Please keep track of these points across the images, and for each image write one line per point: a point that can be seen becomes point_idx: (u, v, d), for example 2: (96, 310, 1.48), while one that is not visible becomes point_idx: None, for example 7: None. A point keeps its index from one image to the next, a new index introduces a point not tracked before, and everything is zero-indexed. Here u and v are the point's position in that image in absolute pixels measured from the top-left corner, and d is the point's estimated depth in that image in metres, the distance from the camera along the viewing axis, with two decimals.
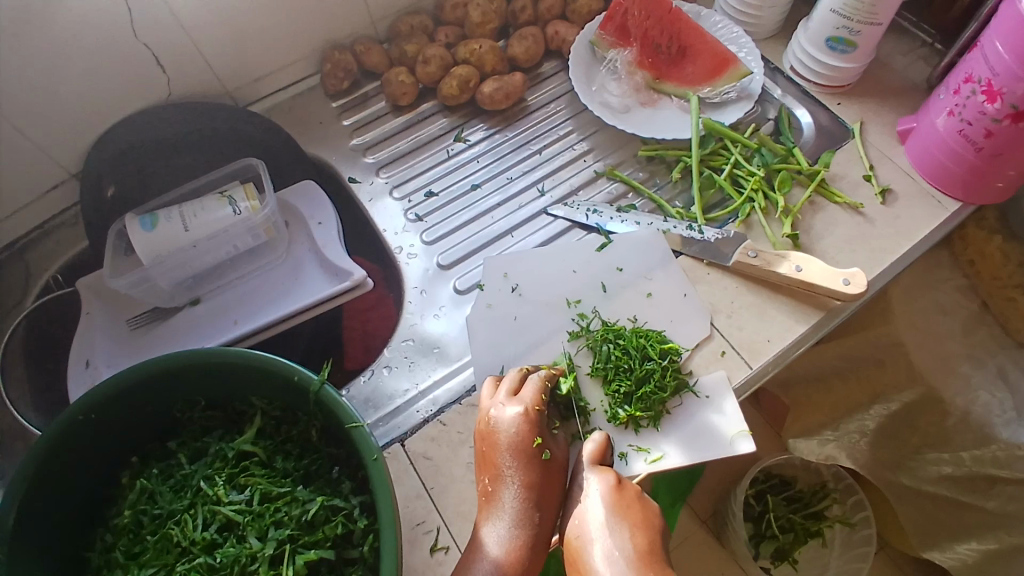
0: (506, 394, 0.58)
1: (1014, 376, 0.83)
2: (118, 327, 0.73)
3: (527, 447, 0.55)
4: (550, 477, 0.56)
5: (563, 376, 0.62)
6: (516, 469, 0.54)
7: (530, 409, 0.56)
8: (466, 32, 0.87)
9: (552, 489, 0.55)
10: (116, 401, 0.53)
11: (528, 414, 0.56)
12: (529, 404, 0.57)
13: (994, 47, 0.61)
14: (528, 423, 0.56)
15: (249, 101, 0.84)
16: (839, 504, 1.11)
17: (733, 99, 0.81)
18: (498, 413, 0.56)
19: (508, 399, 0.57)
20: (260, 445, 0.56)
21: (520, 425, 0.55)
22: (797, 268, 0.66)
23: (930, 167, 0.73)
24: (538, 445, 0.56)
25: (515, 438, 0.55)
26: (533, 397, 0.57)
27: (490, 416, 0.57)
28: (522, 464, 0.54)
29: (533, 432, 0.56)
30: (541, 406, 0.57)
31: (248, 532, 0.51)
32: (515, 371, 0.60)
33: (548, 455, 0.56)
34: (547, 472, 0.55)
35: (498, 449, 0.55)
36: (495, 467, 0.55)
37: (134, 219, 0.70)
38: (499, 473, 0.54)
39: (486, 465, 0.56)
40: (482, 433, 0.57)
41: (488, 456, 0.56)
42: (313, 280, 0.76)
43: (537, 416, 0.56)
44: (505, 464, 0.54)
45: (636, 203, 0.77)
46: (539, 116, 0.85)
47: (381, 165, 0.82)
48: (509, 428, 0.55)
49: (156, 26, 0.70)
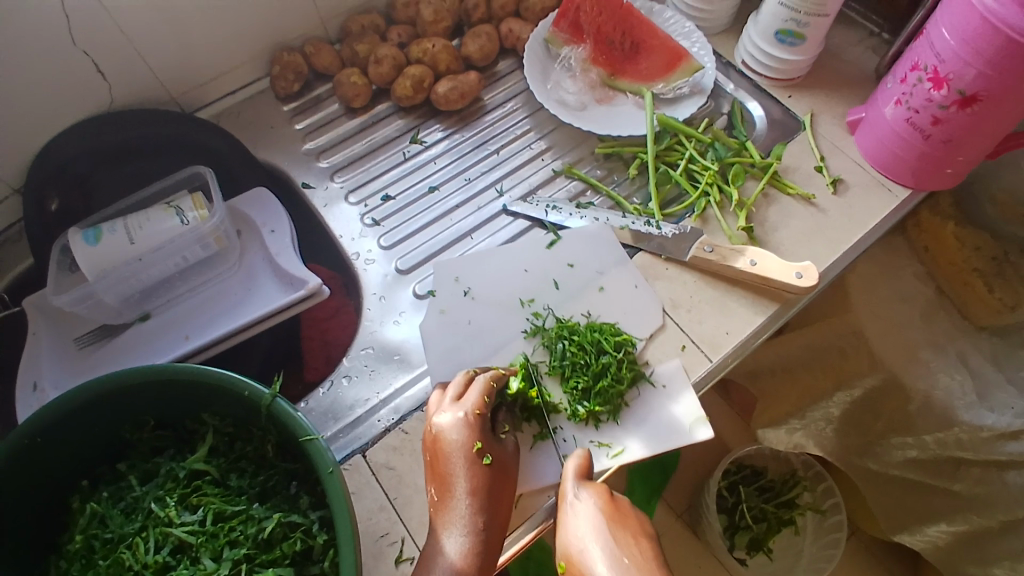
0: (448, 401, 0.58)
1: (973, 359, 0.82)
2: (65, 346, 0.70)
3: (468, 452, 0.54)
4: (496, 480, 0.54)
5: (514, 375, 0.61)
6: (460, 476, 0.53)
7: (470, 414, 0.56)
8: (419, 31, 0.85)
9: (501, 494, 0.54)
10: (59, 426, 0.51)
11: (469, 419, 0.56)
12: (469, 408, 0.56)
13: (940, 35, 0.62)
14: (469, 428, 0.55)
15: (195, 107, 0.81)
16: (809, 492, 1.14)
17: (686, 94, 0.81)
18: (438, 421, 0.56)
19: (449, 406, 0.57)
20: (213, 464, 0.54)
21: (462, 431, 0.55)
22: (752, 262, 0.67)
23: (881, 157, 0.74)
24: (479, 449, 0.55)
25: (457, 443, 0.55)
26: (474, 400, 0.57)
27: (432, 425, 0.57)
28: (466, 469, 0.54)
29: (473, 437, 0.55)
30: (483, 409, 0.57)
31: (202, 553, 0.49)
32: (461, 376, 0.60)
33: (489, 459, 0.55)
34: (493, 476, 0.54)
35: (442, 458, 0.55)
36: (441, 476, 0.54)
37: (77, 233, 0.67)
38: (445, 482, 0.54)
39: (434, 476, 0.55)
40: (428, 444, 0.57)
41: (435, 465, 0.55)
42: (268, 289, 0.75)
43: (478, 420, 0.56)
44: (450, 471, 0.54)
45: (595, 200, 0.77)
46: (495, 116, 0.84)
47: (336, 169, 0.80)
48: (452, 434, 0.55)
49: (91, 32, 0.67)
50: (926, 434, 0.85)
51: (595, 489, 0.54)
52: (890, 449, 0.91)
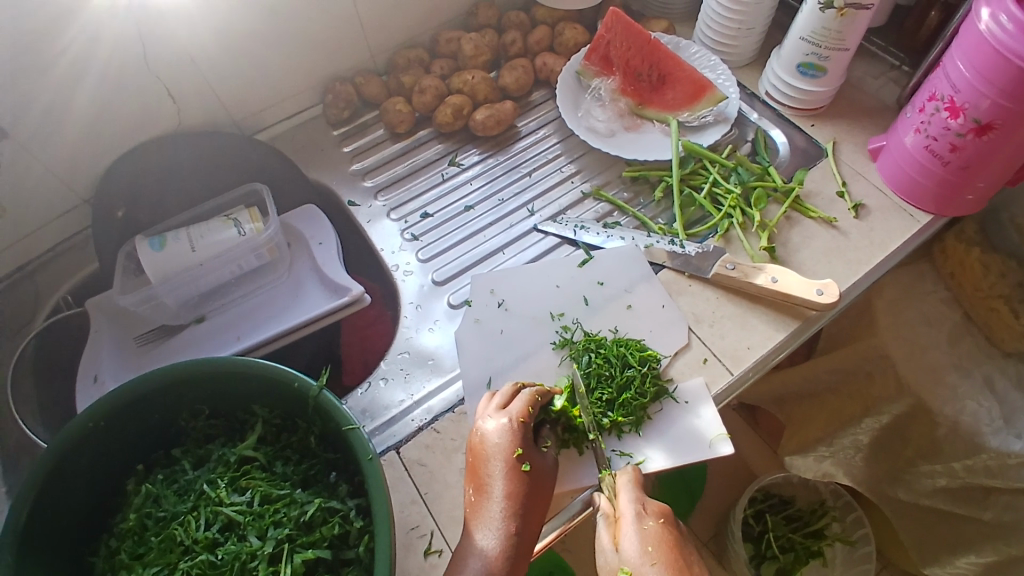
0: (494, 407, 0.60)
1: (1000, 386, 0.82)
2: (125, 344, 0.76)
3: (507, 457, 0.56)
4: (532, 489, 0.56)
5: (558, 393, 0.63)
6: (497, 479, 0.55)
7: (514, 421, 0.58)
8: (459, 64, 0.92)
9: (536, 502, 0.56)
10: (126, 408, 0.56)
11: (511, 426, 0.57)
12: (513, 415, 0.58)
13: (956, 66, 0.65)
14: (511, 434, 0.57)
15: (254, 130, 0.89)
16: (838, 522, 1.12)
17: (711, 122, 0.85)
18: (483, 425, 0.59)
19: (494, 412, 0.59)
20: (261, 451, 0.59)
21: (504, 435, 0.57)
22: (773, 279, 0.69)
23: (901, 183, 0.76)
24: (519, 455, 0.56)
25: (498, 447, 0.57)
26: (519, 408, 0.59)
27: (477, 428, 0.59)
28: (505, 474, 0.55)
29: (514, 442, 0.57)
30: (526, 418, 0.58)
31: (248, 531, 0.53)
32: (508, 386, 0.62)
33: (528, 466, 0.56)
34: (529, 484, 0.56)
35: (482, 460, 0.57)
36: (480, 477, 0.56)
37: (144, 240, 0.73)
38: (483, 483, 0.56)
39: (473, 477, 0.57)
40: (471, 446, 0.59)
41: (475, 466, 0.57)
42: (313, 298, 0.80)
43: (520, 428, 0.58)
44: (488, 473, 0.56)
45: (621, 221, 0.81)
46: (528, 142, 0.90)
47: (379, 189, 0.86)
48: (494, 438, 0.57)
49: (168, 61, 0.75)
50: (955, 461, 0.85)
51: (654, 510, 0.56)
52: (920, 477, 0.91)
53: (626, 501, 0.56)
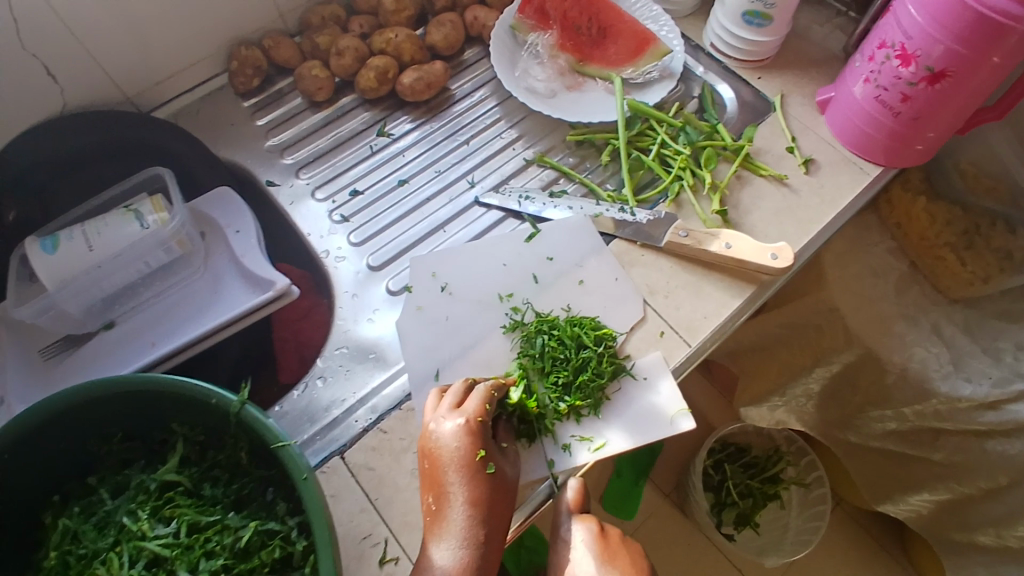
0: (448, 406, 0.56)
1: (947, 331, 0.83)
2: (28, 358, 0.68)
3: (470, 461, 0.53)
4: (498, 491, 0.53)
5: (514, 385, 0.60)
6: (461, 485, 0.52)
7: (472, 420, 0.54)
8: (381, 21, 0.83)
9: (502, 504, 0.53)
10: (21, 443, 0.48)
11: (470, 427, 0.54)
12: (470, 415, 0.55)
13: (908, 11, 0.62)
14: (471, 435, 0.54)
15: (152, 106, 0.78)
16: (793, 466, 1.15)
17: (655, 79, 0.80)
18: (438, 427, 0.55)
19: (449, 412, 0.55)
20: (185, 474, 0.53)
21: (462, 438, 0.54)
22: (727, 245, 0.66)
23: (850, 136, 0.74)
24: (482, 457, 0.54)
25: (457, 451, 0.53)
26: (476, 406, 0.55)
27: (431, 432, 0.55)
28: (468, 480, 0.52)
29: (475, 444, 0.54)
30: (484, 416, 0.55)
31: (176, 567, 0.48)
32: (460, 383, 0.58)
33: (493, 468, 0.54)
34: (494, 486, 0.53)
35: (440, 467, 0.53)
36: (439, 485, 0.53)
37: (33, 241, 0.64)
38: (443, 492, 0.52)
39: (430, 485, 0.53)
40: (425, 450, 0.55)
41: (432, 474, 0.54)
42: (236, 293, 0.72)
43: (480, 427, 0.55)
44: (450, 481, 0.52)
45: (568, 188, 0.76)
46: (464, 106, 0.83)
47: (301, 166, 0.78)
48: (451, 443, 0.53)
49: (39, 32, 0.64)
50: (905, 406, 0.87)
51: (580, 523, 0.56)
52: (870, 422, 0.94)
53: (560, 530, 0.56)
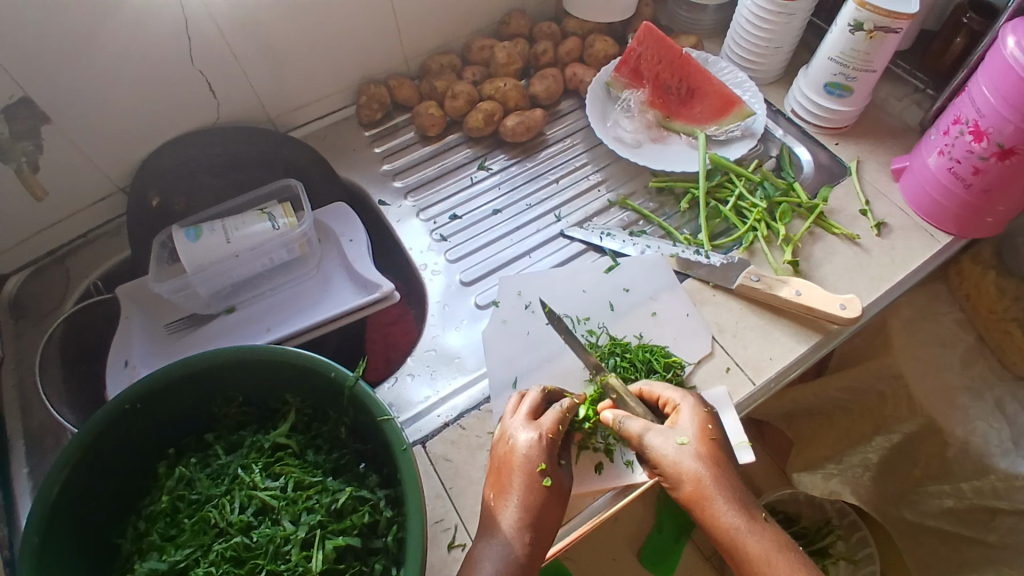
0: (524, 417, 0.60)
1: (1012, 409, 0.81)
2: (155, 331, 0.78)
3: (531, 472, 0.56)
4: (549, 505, 0.56)
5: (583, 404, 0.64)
6: (518, 492, 0.55)
7: (543, 436, 0.58)
8: (490, 71, 0.94)
9: (553, 518, 0.56)
10: (162, 392, 0.57)
11: (541, 440, 0.58)
12: (543, 430, 0.58)
13: (981, 92, 0.66)
14: (537, 449, 0.57)
15: (288, 128, 0.91)
16: (843, 541, 1.13)
17: (738, 137, 0.87)
18: (513, 435, 0.59)
19: (525, 424, 0.59)
20: (293, 439, 0.60)
21: (530, 449, 0.57)
22: (797, 292, 0.70)
23: (923, 204, 0.78)
24: (541, 471, 0.56)
25: (524, 460, 0.57)
26: (549, 423, 0.59)
27: (507, 439, 0.59)
28: (526, 489, 0.55)
29: (540, 457, 0.57)
30: (554, 434, 0.58)
31: (282, 516, 0.54)
32: (536, 394, 0.62)
33: (549, 481, 0.56)
34: (548, 500, 0.56)
35: (507, 471, 0.57)
36: (500, 484, 0.57)
37: (179, 230, 0.75)
38: (502, 490, 0.56)
39: (494, 482, 0.57)
40: (498, 453, 0.59)
41: (498, 474, 0.58)
42: (343, 293, 0.82)
43: (548, 443, 0.58)
44: (509, 483, 0.56)
45: (647, 229, 0.82)
46: (555, 149, 0.92)
47: (409, 189, 0.88)
48: (521, 451, 0.57)
49: (211, 56, 0.77)
50: (963, 481, 0.85)
51: (708, 415, 0.58)
52: (927, 498, 0.92)
53: (688, 417, 0.58)
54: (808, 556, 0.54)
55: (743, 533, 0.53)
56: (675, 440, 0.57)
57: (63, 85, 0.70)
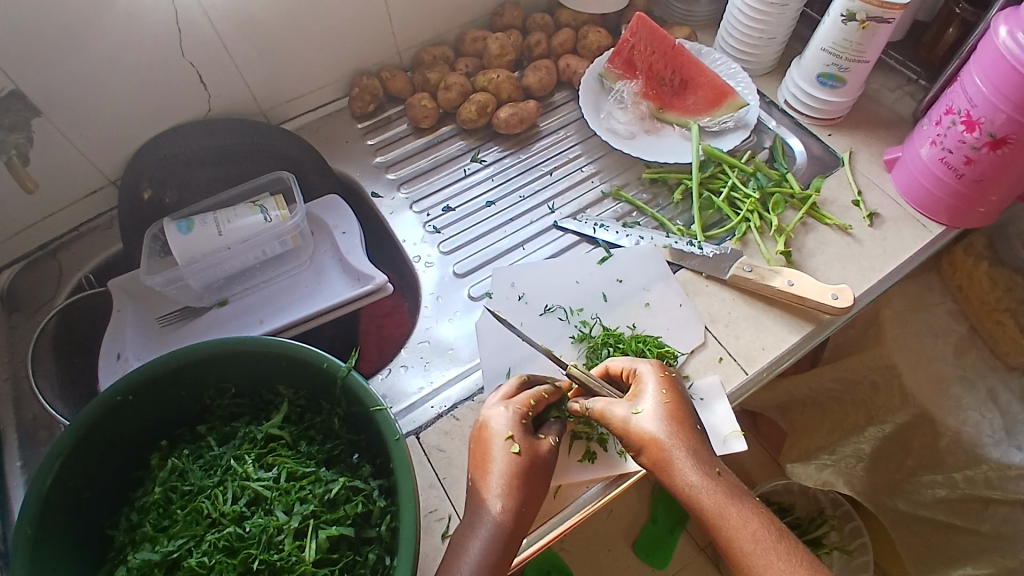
0: (500, 397, 0.61)
1: (1003, 398, 0.82)
2: (148, 324, 0.78)
3: (501, 442, 0.56)
4: (522, 471, 0.55)
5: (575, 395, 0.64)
6: (488, 462, 0.55)
7: (512, 408, 0.58)
8: (484, 63, 0.94)
9: (528, 484, 0.55)
10: (153, 384, 0.57)
11: (510, 412, 0.58)
12: (513, 403, 0.59)
13: (974, 82, 0.67)
14: (506, 420, 0.58)
15: (280, 120, 0.91)
16: (836, 532, 1.13)
17: (731, 127, 0.87)
18: (486, 411, 0.60)
19: (498, 400, 0.60)
20: (286, 430, 0.60)
21: (498, 421, 0.58)
22: (789, 282, 0.71)
23: (915, 195, 0.78)
24: (511, 438, 0.56)
25: (493, 432, 0.57)
26: (521, 397, 0.59)
27: (481, 417, 0.60)
28: (496, 458, 0.55)
29: (508, 426, 0.57)
30: (524, 405, 0.59)
31: (275, 506, 0.54)
32: (514, 380, 0.63)
33: (520, 448, 0.56)
34: (521, 466, 0.55)
35: (479, 445, 0.57)
36: (476, 458, 0.57)
37: (171, 223, 0.75)
38: (476, 464, 0.56)
39: (472, 460, 0.58)
40: (474, 432, 0.60)
41: (474, 450, 0.58)
42: (337, 285, 0.81)
43: (517, 414, 0.58)
44: (482, 456, 0.56)
45: (640, 221, 0.82)
46: (549, 141, 0.91)
47: (402, 181, 0.88)
48: (490, 423, 0.58)
49: (202, 48, 0.77)
50: (956, 471, 0.85)
51: (665, 381, 0.58)
52: (920, 488, 0.92)
53: (646, 385, 0.58)
54: (772, 516, 0.53)
55: (698, 491, 0.53)
56: (630, 409, 0.57)
57: (53, 77, 0.69)
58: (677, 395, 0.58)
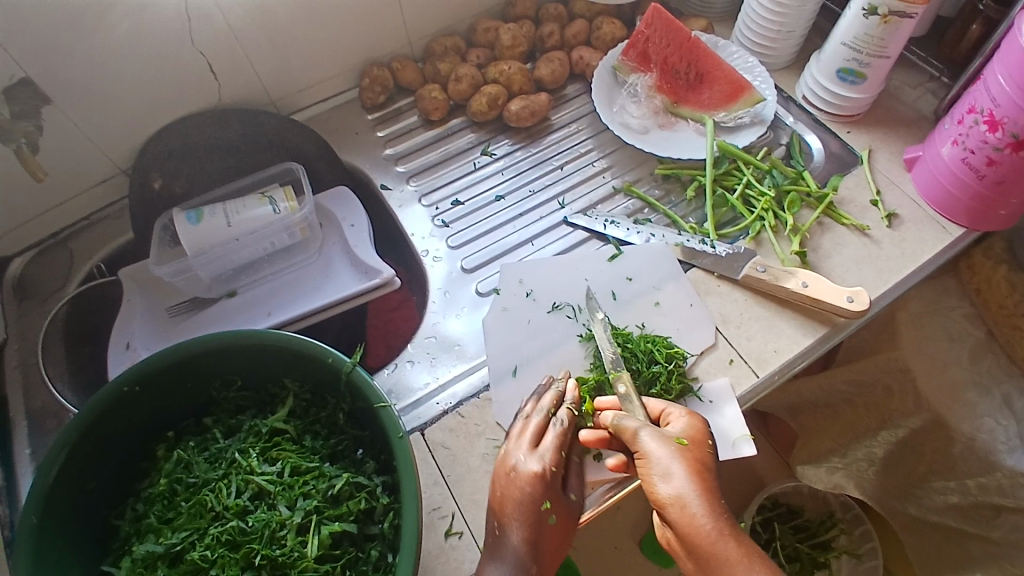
0: (528, 446, 0.60)
1: (1019, 405, 0.80)
2: (157, 314, 0.78)
3: (538, 509, 0.57)
4: (551, 538, 0.57)
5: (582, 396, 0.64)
6: (523, 524, 0.56)
7: (548, 471, 0.58)
8: (496, 54, 0.92)
9: (552, 551, 0.57)
10: (160, 375, 0.57)
11: (545, 476, 0.58)
12: (547, 465, 0.58)
13: (997, 80, 0.64)
14: (542, 483, 0.57)
15: (291, 110, 0.90)
16: (845, 535, 1.12)
17: (746, 123, 0.85)
18: (518, 463, 0.59)
19: (529, 453, 0.59)
20: (292, 424, 0.60)
21: (535, 484, 0.57)
22: (804, 284, 0.69)
23: (934, 195, 0.76)
24: (547, 507, 0.57)
25: (528, 495, 0.57)
26: (553, 452, 0.59)
27: (510, 467, 0.59)
28: (531, 523, 0.56)
29: (545, 493, 0.57)
30: (557, 469, 0.59)
31: (278, 501, 0.54)
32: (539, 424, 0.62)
33: (554, 518, 0.58)
34: (551, 534, 0.57)
35: (510, 501, 0.57)
36: (503, 512, 0.57)
37: (180, 213, 0.75)
38: (506, 519, 0.56)
39: (496, 509, 0.57)
40: (498, 477, 0.59)
41: (501, 500, 0.57)
42: (344, 278, 0.81)
43: (551, 479, 0.58)
44: (514, 515, 0.56)
45: (652, 218, 0.81)
46: (561, 134, 0.90)
47: (411, 174, 0.87)
48: (526, 483, 0.57)
49: (211, 36, 0.76)
50: (968, 477, 0.84)
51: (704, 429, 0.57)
52: (931, 493, 0.91)
53: (682, 424, 0.57)
54: None
55: (719, 538, 0.50)
56: (667, 438, 0.55)
57: (63, 65, 0.69)
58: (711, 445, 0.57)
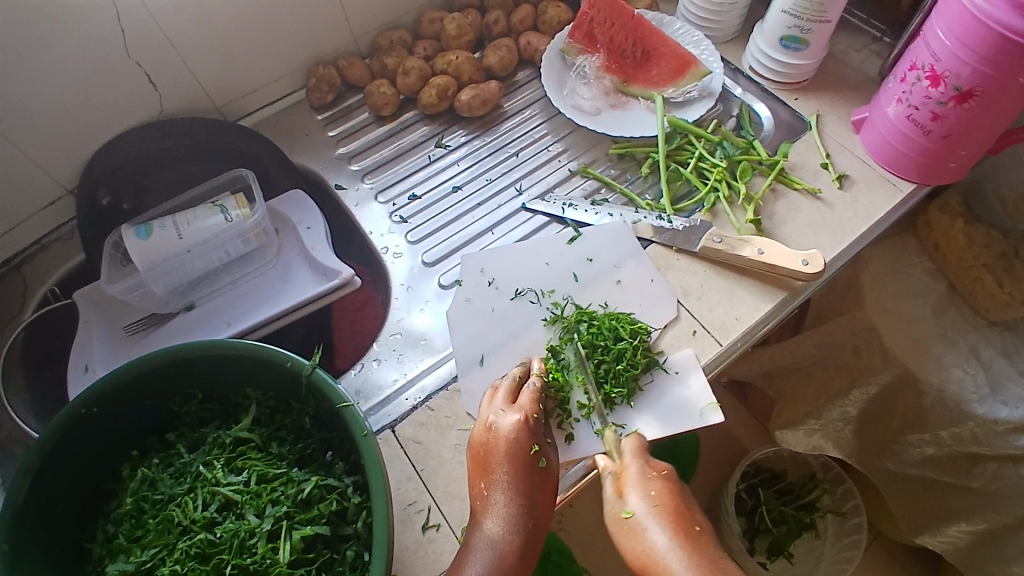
0: (502, 403, 0.61)
1: (985, 354, 0.83)
2: (115, 333, 0.76)
3: (526, 456, 0.57)
4: (542, 483, 0.57)
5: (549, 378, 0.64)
6: (512, 474, 0.56)
7: (528, 417, 0.59)
8: (443, 45, 0.92)
9: (546, 495, 0.57)
10: (117, 395, 0.56)
11: (525, 422, 0.59)
12: (526, 411, 0.59)
13: (936, 35, 0.65)
14: (523, 431, 0.58)
15: (237, 116, 0.88)
16: (829, 495, 1.14)
17: (695, 97, 0.86)
18: (496, 419, 0.59)
19: (506, 407, 0.60)
20: (256, 432, 0.59)
21: (517, 432, 0.58)
22: (759, 251, 0.70)
23: (884, 154, 0.77)
24: (535, 452, 0.58)
25: (511, 443, 0.57)
26: (530, 403, 0.60)
27: (489, 424, 0.59)
28: (519, 468, 0.57)
29: (529, 439, 0.58)
30: (536, 413, 0.60)
31: (246, 510, 0.53)
32: (510, 380, 0.63)
33: (543, 462, 0.58)
34: (541, 478, 0.57)
35: (496, 455, 0.57)
36: (489, 470, 0.57)
37: (129, 228, 0.73)
38: (492, 477, 0.56)
39: (482, 470, 0.57)
40: (480, 438, 0.59)
41: (484, 460, 0.58)
42: (305, 281, 0.80)
43: (533, 424, 0.59)
44: (499, 468, 0.56)
45: (609, 197, 0.81)
46: (515, 121, 0.90)
47: (366, 172, 0.86)
48: (507, 434, 0.58)
49: (147, 45, 0.74)
50: (942, 430, 0.86)
51: (659, 480, 0.56)
52: (908, 448, 0.93)
53: (633, 480, 0.56)
54: None
55: None
56: (624, 511, 0.55)
57: None
58: (670, 493, 0.55)
